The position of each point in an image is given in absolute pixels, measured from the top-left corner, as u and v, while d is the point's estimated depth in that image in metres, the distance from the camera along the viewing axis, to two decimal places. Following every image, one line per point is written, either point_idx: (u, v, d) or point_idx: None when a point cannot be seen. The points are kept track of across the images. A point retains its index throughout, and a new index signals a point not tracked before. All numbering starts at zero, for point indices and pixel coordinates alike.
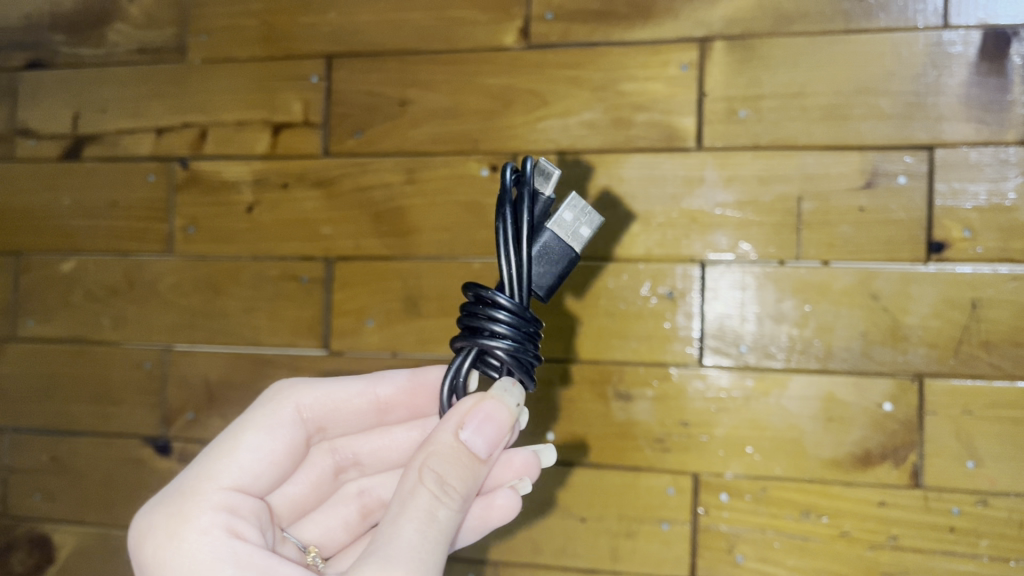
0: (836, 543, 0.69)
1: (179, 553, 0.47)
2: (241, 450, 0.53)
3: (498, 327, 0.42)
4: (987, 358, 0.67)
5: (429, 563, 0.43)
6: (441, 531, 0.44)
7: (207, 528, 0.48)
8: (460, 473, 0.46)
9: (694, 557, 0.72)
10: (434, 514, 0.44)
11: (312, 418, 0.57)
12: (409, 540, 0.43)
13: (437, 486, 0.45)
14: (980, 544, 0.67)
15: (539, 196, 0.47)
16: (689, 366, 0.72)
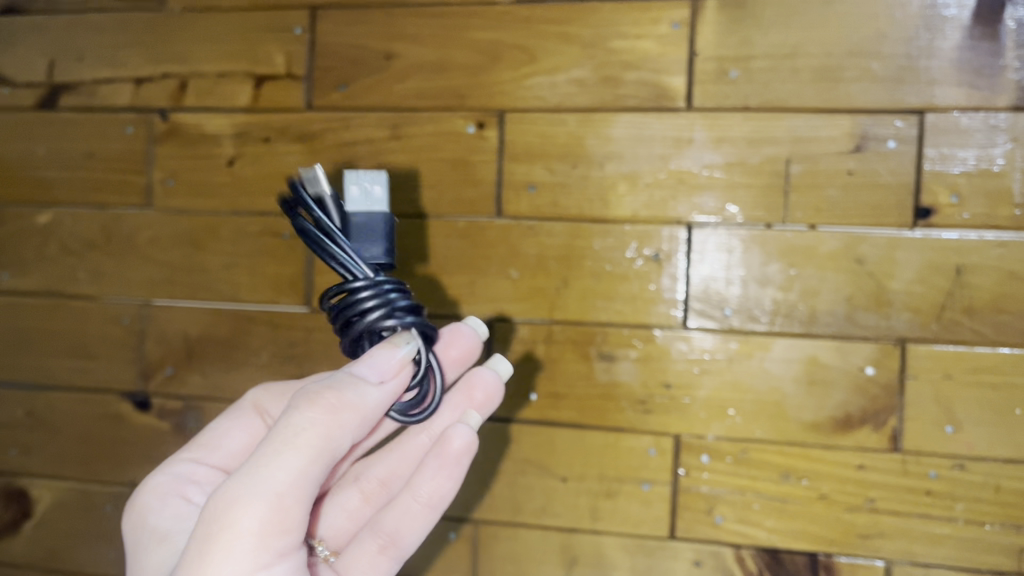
0: (814, 505, 0.70)
1: (130, 511, 0.55)
2: (214, 435, 0.60)
3: (360, 282, 0.44)
4: (969, 324, 0.67)
5: (275, 480, 0.43)
6: (295, 443, 0.44)
7: (155, 487, 0.55)
8: (337, 387, 0.45)
9: (674, 518, 0.72)
10: (299, 434, 0.44)
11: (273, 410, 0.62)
12: (272, 456, 0.43)
13: (307, 401, 0.45)
14: (955, 507, 0.68)
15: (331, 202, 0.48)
16: (673, 329, 0.72)
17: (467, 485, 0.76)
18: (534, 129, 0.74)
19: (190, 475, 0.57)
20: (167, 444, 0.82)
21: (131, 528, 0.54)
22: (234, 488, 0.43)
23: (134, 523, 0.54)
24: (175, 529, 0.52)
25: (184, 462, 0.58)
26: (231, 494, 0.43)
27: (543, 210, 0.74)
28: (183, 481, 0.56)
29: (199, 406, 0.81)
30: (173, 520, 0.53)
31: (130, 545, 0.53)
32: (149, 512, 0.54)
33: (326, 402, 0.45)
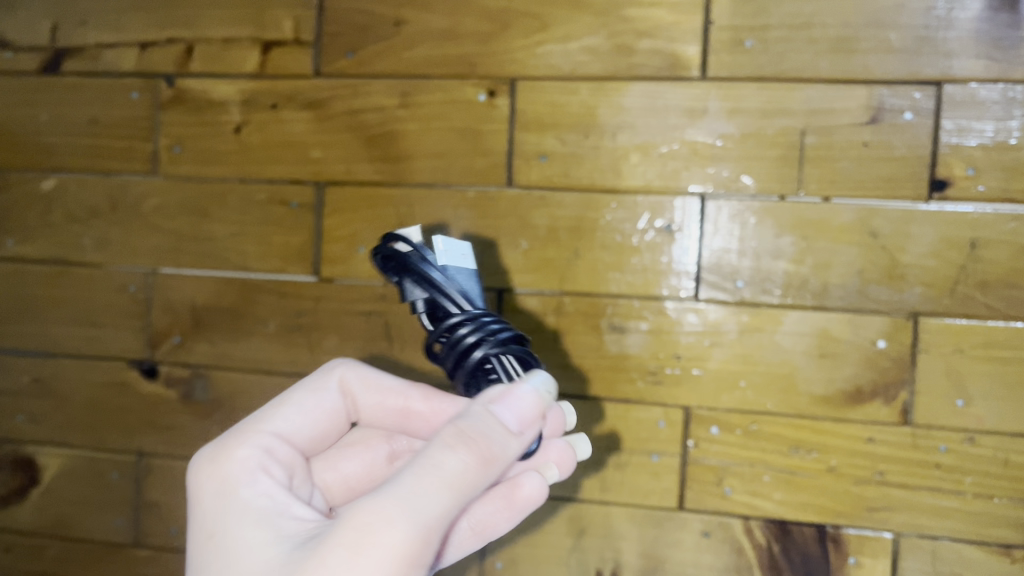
0: (823, 478, 0.70)
1: (195, 474, 0.48)
2: (291, 400, 0.53)
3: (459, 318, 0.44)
4: (982, 298, 0.67)
5: (426, 509, 0.38)
6: (446, 479, 0.39)
7: (230, 454, 0.48)
8: (486, 432, 0.41)
9: (683, 489, 0.72)
10: (444, 465, 0.40)
11: (361, 388, 0.56)
12: (413, 478, 0.39)
13: (461, 439, 0.41)
14: (964, 480, 0.68)
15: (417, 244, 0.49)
16: (684, 301, 0.71)
17: None
18: (545, 98, 0.73)
19: (268, 445, 0.50)
20: (175, 413, 0.82)
21: (196, 494, 0.47)
22: (364, 506, 0.39)
23: (199, 490, 0.47)
24: (250, 509, 0.45)
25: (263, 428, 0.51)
26: (384, 517, 0.38)
27: (554, 180, 0.73)
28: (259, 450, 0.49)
29: (207, 375, 0.81)
30: (241, 495, 0.46)
31: (192, 517, 0.46)
32: (220, 480, 0.47)
33: (478, 445, 0.41)
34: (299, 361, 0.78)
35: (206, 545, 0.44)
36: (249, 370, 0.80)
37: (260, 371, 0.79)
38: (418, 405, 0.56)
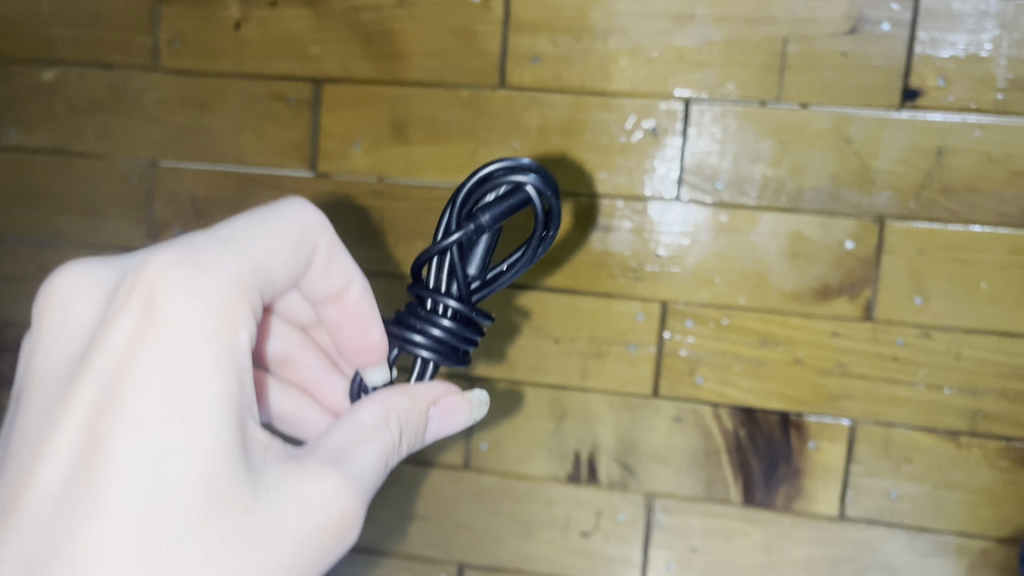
0: (790, 368, 0.75)
1: (169, 310, 0.38)
2: (275, 250, 0.44)
3: (444, 324, 0.45)
4: (945, 203, 0.71)
5: (366, 490, 0.43)
6: (382, 465, 0.44)
7: (224, 309, 0.39)
8: (416, 432, 0.47)
9: (658, 378, 0.77)
10: (385, 462, 0.45)
11: (330, 256, 0.49)
12: (365, 465, 0.43)
13: (404, 429, 0.46)
14: (918, 372, 0.73)
15: (510, 200, 0.44)
16: (666, 201, 0.75)
17: None
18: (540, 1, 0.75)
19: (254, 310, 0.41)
20: None
21: (163, 338, 0.37)
22: (322, 478, 0.41)
23: (171, 333, 0.38)
24: (234, 410, 0.38)
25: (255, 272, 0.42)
26: (346, 492, 0.41)
27: (546, 82, 0.76)
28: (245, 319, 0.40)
29: None
30: (230, 385, 0.38)
31: (149, 365, 0.37)
32: (210, 343, 0.38)
33: (408, 438, 0.46)
34: None
35: (176, 428, 0.36)
36: None
37: None
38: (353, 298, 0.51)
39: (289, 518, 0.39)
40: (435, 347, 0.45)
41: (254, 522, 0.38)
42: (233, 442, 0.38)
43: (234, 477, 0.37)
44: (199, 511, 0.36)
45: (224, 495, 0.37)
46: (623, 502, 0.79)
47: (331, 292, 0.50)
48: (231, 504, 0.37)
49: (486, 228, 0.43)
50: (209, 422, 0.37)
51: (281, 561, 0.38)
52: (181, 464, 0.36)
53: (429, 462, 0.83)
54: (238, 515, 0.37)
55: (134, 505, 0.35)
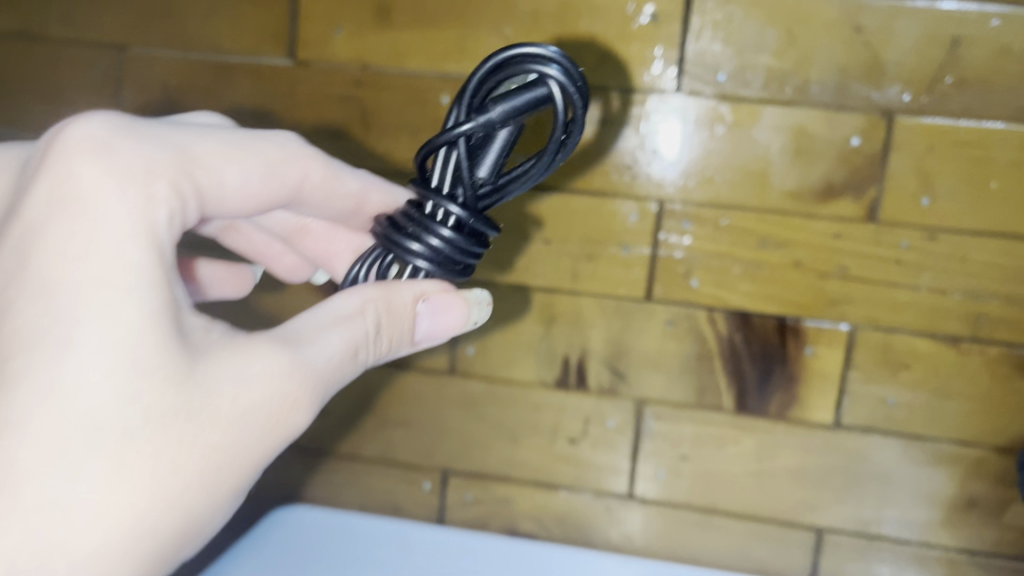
0: (788, 272, 0.72)
1: (84, 172, 0.35)
2: (233, 151, 0.42)
3: (446, 230, 0.39)
4: (958, 97, 0.67)
5: (325, 382, 0.40)
6: (349, 359, 0.41)
7: (147, 177, 0.36)
8: (397, 329, 0.42)
9: (651, 281, 0.74)
10: (356, 353, 0.41)
11: (330, 172, 0.48)
12: (326, 354, 0.40)
13: (380, 324, 0.41)
14: (922, 276, 0.70)
15: (529, 94, 0.37)
16: (666, 94, 0.71)
17: None
18: None
19: (191, 194, 0.38)
20: None
21: (78, 201, 0.34)
22: (263, 358, 0.38)
23: (85, 197, 0.35)
24: (161, 279, 0.35)
25: (199, 158, 0.40)
26: (294, 381, 0.39)
27: None
28: (178, 194, 0.37)
29: None
30: (154, 252, 0.35)
31: (63, 229, 0.34)
32: (130, 207, 0.35)
33: (385, 334, 0.42)
34: None
35: (92, 294, 0.33)
36: None
37: None
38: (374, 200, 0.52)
39: (222, 395, 0.36)
40: (431, 256, 0.39)
41: (183, 395, 0.35)
42: (164, 317, 0.35)
43: (163, 346, 0.34)
44: (118, 381, 0.33)
45: (151, 365, 0.34)
46: (612, 410, 0.77)
47: (349, 203, 0.52)
48: (161, 375, 0.34)
49: (499, 126, 0.37)
50: (133, 288, 0.34)
51: (208, 438, 0.36)
52: (98, 330, 0.33)
53: (413, 367, 0.80)
54: (166, 388, 0.35)
55: (43, 374, 0.32)
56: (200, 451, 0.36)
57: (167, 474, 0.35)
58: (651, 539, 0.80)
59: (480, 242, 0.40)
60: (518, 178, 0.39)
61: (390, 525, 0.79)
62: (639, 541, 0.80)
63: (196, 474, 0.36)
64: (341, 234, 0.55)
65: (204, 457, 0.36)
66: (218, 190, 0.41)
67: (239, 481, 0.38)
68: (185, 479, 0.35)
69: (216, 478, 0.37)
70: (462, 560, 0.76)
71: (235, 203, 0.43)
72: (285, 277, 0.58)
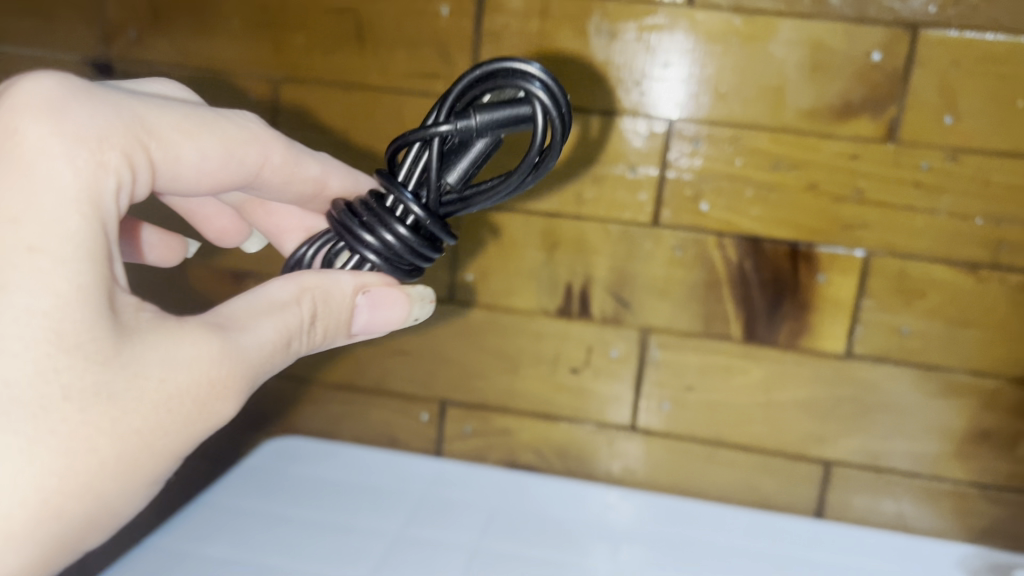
0: (802, 195, 0.69)
1: (33, 128, 0.31)
2: (192, 125, 0.38)
3: (402, 233, 0.35)
4: (987, 9, 0.63)
5: (257, 374, 0.36)
6: (282, 351, 0.37)
7: (101, 145, 0.33)
8: (332, 319, 0.39)
9: (659, 206, 0.71)
10: (289, 345, 0.37)
11: (291, 157, 0.44)
12: (261, 342, 0.36)
13: (316, 311, 0.38)
14: (941, 200, 0.67)
15: (513, 109, 0.33)
16: (677, 7, 0.67)
17: None
18: None
19: (144, 164, 0.35)
20: None
21: (16, 158, 0.31)
22: (195, 342, 0.34)
23: (26, 155, 0.31)
24: (97, 252, 0.31)
25: (154, 128, 0.36)
26: (226, 375, 0.35)
27: None
28: (130, 165, 0.34)
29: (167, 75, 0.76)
30: (93, 224, 0.32)
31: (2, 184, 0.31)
32: (70, 170, 0.32)
33: (319, 322, 0.38)
34: (267, 61, 0.75)
35: (19, 259, 0.30)
36: (213, 70, 0.76)
37: (224, 70, 0.76)
38: (337, 185, 0.47)
39: (149, 379, 0.33)
40: (381, 256, 0.36)
41: (109, 376, 0.32)
42: (102, 296, 0.31)
43: (91, 323, 0.31)
44: (36, 355, 0.30)
45: (76, 342, 0.31)
46: (615, 339, 0.75)
47: (310, 190, 0.47)
48: (84, 355, 0.31)
49: (473, 133, 0.34)
50: (68, 258, 0.31)
51: (130, 424, 0.32)
52: (16, 299, 0.30)
53: None
54: (88, 368, 0.31)
55: None
56: (117, 437, 0.32)
57: (79, 457, 0.32)
58: (653, 471, 0.78)
59: (430, 249, 0.36)
60: (484, 192, 0.35)
61: (387, 457, 0.78)
62: (642, 473, 0.78)
63: (110, 459, 0.32)
64: (296, 213, 0.52)
65: (124, 446, 0.33)
66: (172, 166, 0.37)
67: (157, 471, 0.35)
68: (100, 463, 0.32)
69: (132, 465, 0.33)
70: (462, 490, 0.74)
71: (189, 180, 0.39)
72: (214, 240, 0.54)
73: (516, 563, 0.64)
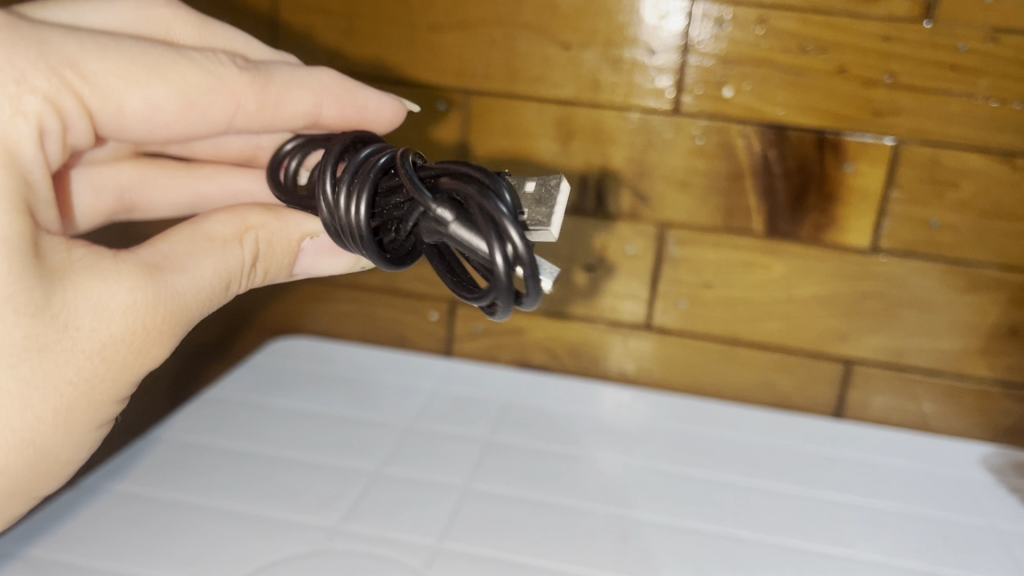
0: (831, 79, 0.65)
1: None
2: (141, 71, 0.36)
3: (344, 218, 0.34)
4: None
5: (193, 316, 0.38)
6: (218, 295, 0.39)
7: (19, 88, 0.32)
8: (275, 260, 0.41)
9: (679, 92, 0.68)
10: (228, 285, 0.39)
11: (268, 98, 0.40)
12: (197, 284, 0.37)
13: (258, 254, 0.40)
14: (979, 84, 0.63)
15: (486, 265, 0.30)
16: None
17: (462, 50, 0.70)
18: None
19: (77, 113, 0.34)
20: None
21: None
22: (130, 287, 0.35)
23: None
24: (18, 203, 0.31)
25: (87, 73, 0.34)
26: (160, 322, 0.36)
27: None
28: (56, 112, 0.33)
29: None
30: (11, 175, 0.32)
31: None
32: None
33: (265, 263, 0.41)
34: None
35: None
36: None
37: None
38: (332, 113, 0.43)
39: (80, 329, 0.34)
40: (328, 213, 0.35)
41: (39, 327, 0.33)
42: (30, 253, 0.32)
43: (21, 277, 0.32)
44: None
45: (5, 294, 0.31)
46: (631, 234, 0.72)
47: (303, 126, 0.43)
48: (13, 306, 0.32)
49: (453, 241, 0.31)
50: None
51: (63, 373, 0.34)
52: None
53: None
54: (19, 319, 0.32)
55: None
56: (52, 389, 0.34)
57: (15, 407, 0.34)
58: (668, 371, 0.76)
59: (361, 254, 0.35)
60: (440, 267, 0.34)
61: (398, 357, 0.76)
62: (657, 372, 0.77)
63: (48, 409, 0.34)
64: None
65: (59, 394, 0.34)
66: (116, 115, 0.35)
67: (97, 415, 0.37)
68: (36, 411, 0.34)
69: (71, 413, 0.35)
70: (476, 388, 0.73)
71: (139, 129, 0.37)
72: None
73: (529, 455, 0.63)
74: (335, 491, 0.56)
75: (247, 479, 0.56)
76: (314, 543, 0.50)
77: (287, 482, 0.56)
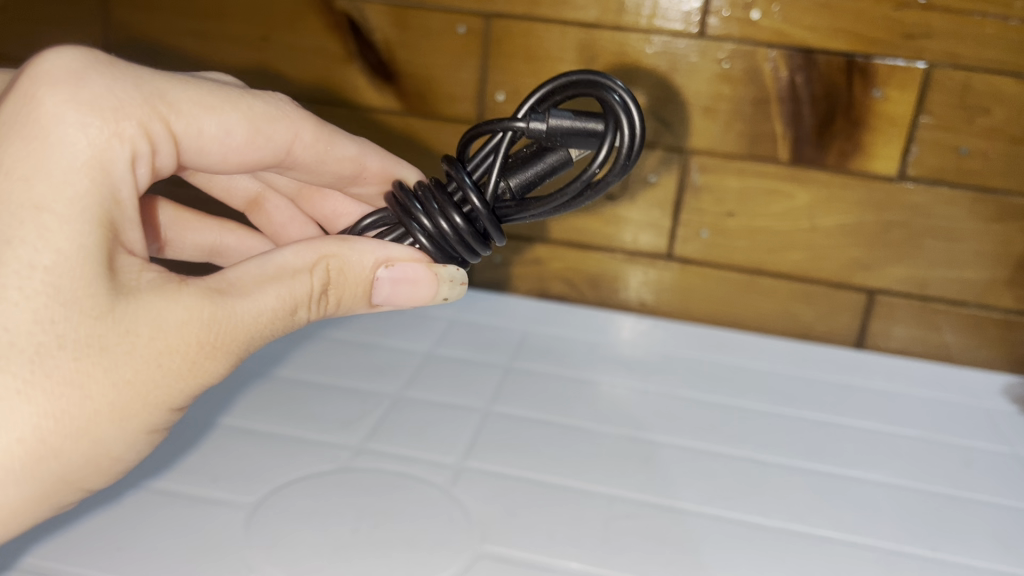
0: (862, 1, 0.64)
1: (47, 97, 0.31)
2: (215, 99, 0.36)
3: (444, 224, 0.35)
4: None
5: (251, 343, 0.36)
6: (282, 325, 0.37)
7: (117, 115, 0.32)
8: (348, 292, 0.38)
9: (705, 15, 0.66)
10: (294, 312, 0.37)
11: (324, 135, 0.41)
12: (258, 312, 0.35)
13: (332, 285, 0.37)
14: (1014, 5, 0.62)
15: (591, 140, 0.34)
16: None
17: None
18: None
19: (164, 137, 0.34)
20: None
21: (30, 125, 0.31)
22: (187, 306, 0.33)
23: (42, 121, 0.31)
24: (101, 215, 0.31)
25: (173, 101, 0.34)
26: (216, 345, 0.34)
27: None
28: (149, 136, 0.33)
29: None
30: (101, 190, 0.32)
31: (20, 150, 0.31)
32: (84, 139, 0.31)
33: (337, 295, 0.38)
34: None
35: (25, 216, 0.30)
36: None
37: None
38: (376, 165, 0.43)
39: (139, 337, 0.32)
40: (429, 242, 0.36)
41: (102, 329, 0.32)
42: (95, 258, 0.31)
43: (90, 281, 0.31)
44: (37, 303, 0.30)
45: (75, 293, 0.31)
46: (654, 163, 0.71)
47: (348, 171, 0.43)
48: (79, 305, 0.31)
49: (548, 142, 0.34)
50: (73, 218, 0.31)
51: (121, 374, 0.33)
52: (20, 253, 0.30)
53: (438, 116, 0.74)
54: (84, 319, 0.31)
55: None
56: (111, 387, 0.33)
57: (74, 402, 0.32)
58: (688, 302, 0.76)
59: (482, 246, 0.35)
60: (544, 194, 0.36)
61: None
62: (677, 304, 0.76)
63: (105, 405, 0.33)
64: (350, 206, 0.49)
65: (116, 393, 0.33)
66: (195, 141, 0.35)
67: (153, 420, 0.35)
68: (94, 411, 0.32)
69: (130, 411, 0.33)
70: (496, 317, 0.73)
71: (214, 157, 0.37)
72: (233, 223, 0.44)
73: (550, 380, 0.63)
74: (359, 413, 0.56)
75: (273, 406, 0.56)
76: (341, 461, 0.51)
77: (312, 407, 0.57)
